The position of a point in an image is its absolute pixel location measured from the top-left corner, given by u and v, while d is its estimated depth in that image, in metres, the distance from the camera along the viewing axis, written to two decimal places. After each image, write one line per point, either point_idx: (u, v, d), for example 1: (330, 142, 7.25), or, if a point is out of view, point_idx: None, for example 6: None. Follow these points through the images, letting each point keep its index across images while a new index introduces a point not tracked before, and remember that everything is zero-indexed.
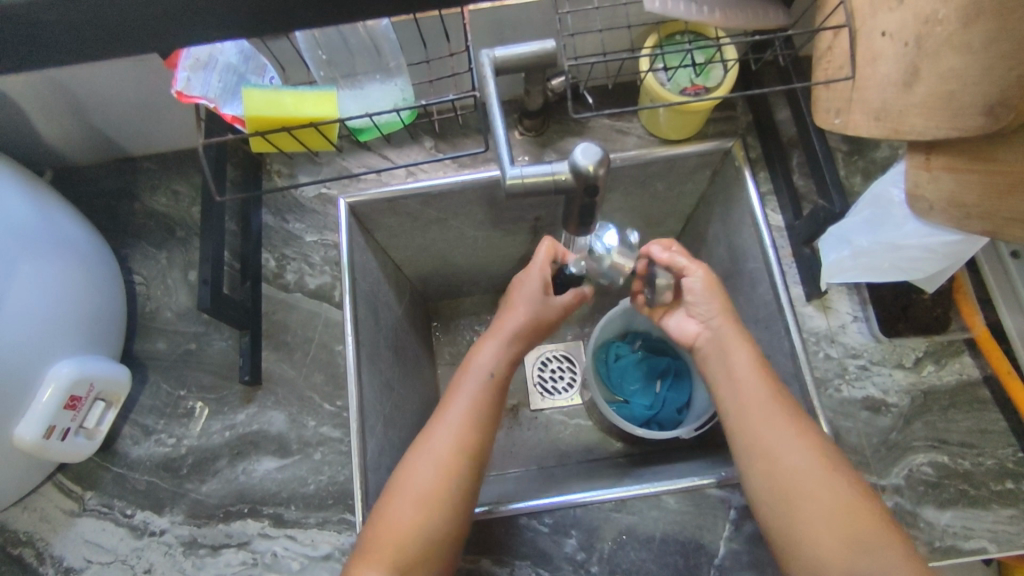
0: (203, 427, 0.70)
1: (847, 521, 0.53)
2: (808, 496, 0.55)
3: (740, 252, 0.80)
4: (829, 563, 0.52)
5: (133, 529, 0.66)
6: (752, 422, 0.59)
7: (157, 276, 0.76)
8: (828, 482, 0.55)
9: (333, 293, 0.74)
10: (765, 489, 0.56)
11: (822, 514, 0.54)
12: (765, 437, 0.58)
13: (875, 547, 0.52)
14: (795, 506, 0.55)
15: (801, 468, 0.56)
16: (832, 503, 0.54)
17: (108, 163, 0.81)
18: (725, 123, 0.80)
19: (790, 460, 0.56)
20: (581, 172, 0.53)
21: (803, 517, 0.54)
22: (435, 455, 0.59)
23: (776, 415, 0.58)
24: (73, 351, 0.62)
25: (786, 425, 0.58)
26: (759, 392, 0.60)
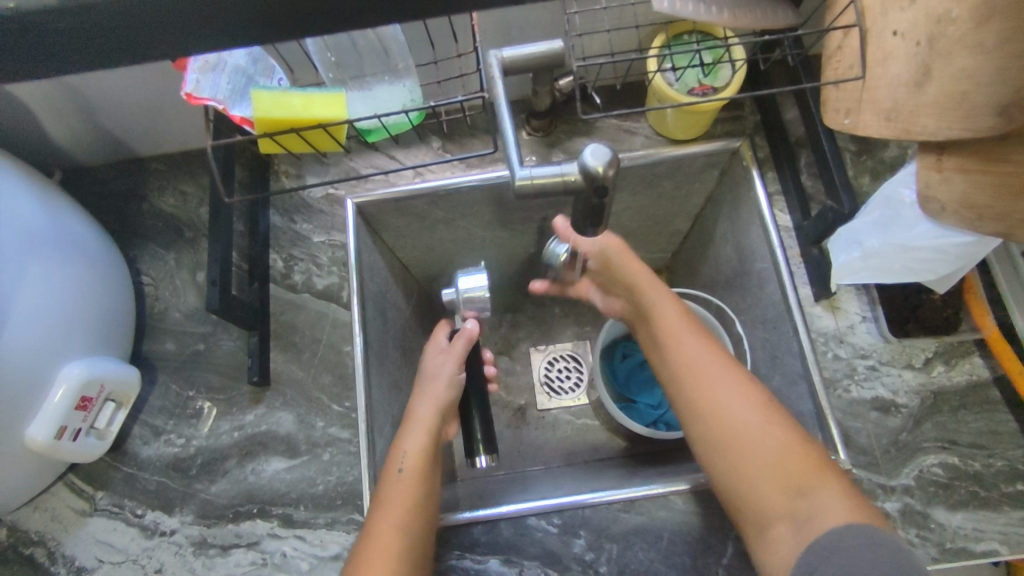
0: (213, 427, 0.70)
1: (787, 467, 0.53)
2: (743, 443, 0.56)
3: (748, 252, 0.79)
4: (772, 511, 0.53)
5: (143, 529, 0.66)
6: (687, 380, 0.61)
7: (166, 277, 0.76)
8: (765, 428, 0.56)
9: (341, 294, 0.74)
10: (708, 443, 0.58)
11: (757, 459, 0.55)
12: (702, 390, 0.59)
13: (814, 491, 0.52)
14: (736, 458, 0.56)
15: (738, 418, 0.57)
16: (772, 452, 0.55)
17: (117, 164, 0.81)
18: (733, 123, 0.80)
19: (725, 410, 0.58)
20: (589, 173, 0.53)
21: (744, 468, 0.55)
22: (394, 505, 0.57)
23: (712, 368, 0.60)
24: (83, 352, 0.62)
25: (719, 376, 0.60)
26: (695, 349, 0.62)
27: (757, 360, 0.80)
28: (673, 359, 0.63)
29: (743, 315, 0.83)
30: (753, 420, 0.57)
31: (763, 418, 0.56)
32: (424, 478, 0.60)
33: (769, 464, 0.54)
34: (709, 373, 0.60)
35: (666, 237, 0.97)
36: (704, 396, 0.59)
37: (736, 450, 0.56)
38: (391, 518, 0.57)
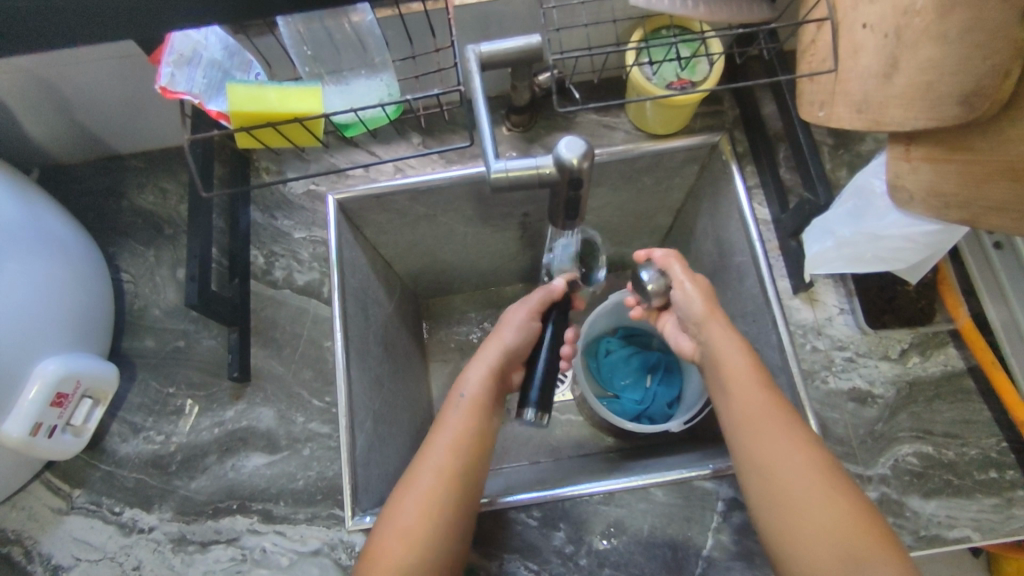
0: (192, 423, 0.70)
1: (843, 529, 0.51)
2: (799, 502, 0.53)
3: (728, 247, 0.80)
4: (821, 572, 0.50)
5: (121, 526, 0.65)
6: (747, 433, 0.57)
7: (145, 274, 0.76)
8: (822, 491, 0.53)
9: (321, 289, 0.74)
10: (762, 499, 0.55)
11: (811, 519, 0.52)
12: (762, 444, 0.56)
13: (869, 560, 0.49)
14: (791, 518, 0.53)
15: (796, 474, 0.54)
16: (830, 516, 0.51)
17: (95, 160, 0.81)
18: (712, 118, 0.80)
19: (787, 467, 0.54)
20: (565, 166, 0.54)
21: (797, 530, 0.52)
22: (432, 463, 0.59)
23: (772, 421, 0.56)
24: (59, 348, 0.61)
25: (785, 433, 0.56)
26: (757, 404, 0.58)
27: None
28: (732, 411, 0.59)
29: (724, 309, 0.84)
30: (813, 485, 0.53)
31: (825, 487, 0.53)
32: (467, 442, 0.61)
33: (826, 527, 0.51)
34: (773, 432, 0.56)
35: (649, 233, 0.98)
36: (763, 447, 0.56)
37: (790, 506, 0.53)
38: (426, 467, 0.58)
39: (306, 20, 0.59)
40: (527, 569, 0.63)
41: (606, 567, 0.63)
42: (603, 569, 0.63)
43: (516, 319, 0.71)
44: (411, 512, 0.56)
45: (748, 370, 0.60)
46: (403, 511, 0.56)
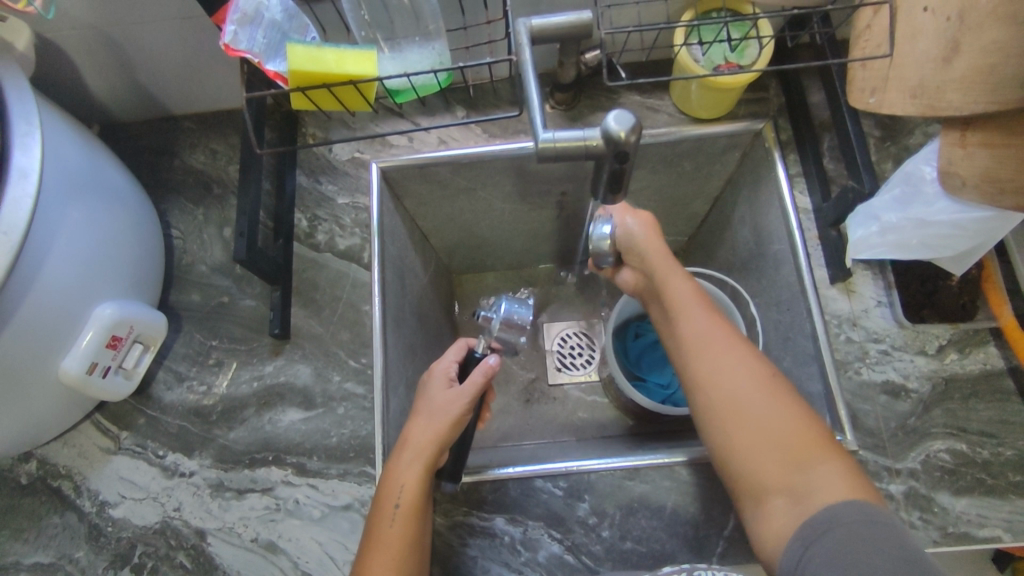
0: (233, 377, 0.72)
1: (787, 443, 0.53)
2: (740, 417, 0.55)
3: (766, 235, 0.80)
4: (769, 485, 0.52)
5: (164, 469, 0.68)
6: (692, 357, 0.58)
7: (194, 231, 0.79)
8: (765, 410, 0.54)
9: (362, 255, 0.76)
10: (711, 425, 0.56)
11: (758, 437, 0.54)
12: (707, 371, 0.57)
13: (812, 467, 0.52)
14: (736, 436, 0.55)
15: (741, 395, 0.55)
16: (776, 436, 0.53)
17: (150, 120, 0.84)
18: (757, 104, 0.80)
19: (730, 389, 0.56)
20: (612, 138, 0.54)
21: (742, 444, 0.54)
22: (387, 548, 0.55)
23: (716, 344, 0.58)
24: (115, 295, 0.64)
25: (727, 355, 0.57)
26: (702, 330, 0.59)
27: (770, 342, 0.81)
28: (677, 334, 0.60)
29: (758, 298, 0.84)
30: (754, 399, 0.55)
31: (766, 399, 0.55)
32: (417, 518, 0.57)
33: (770, 440, 0.53)
34: (712, 350, 0.58)
35: (685, 219, 0.98)
36: (707, 372, 0.57)
37: (735, 424, 0.55)
38: (385, 559, 0.54)
39: None
40: (550, 537, 0.64)
41: (628, 541, 0.64)
42: (624, 543, 0.64)
43: (426, 388, 0.65)
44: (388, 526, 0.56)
45: (695, 301, 0.61)
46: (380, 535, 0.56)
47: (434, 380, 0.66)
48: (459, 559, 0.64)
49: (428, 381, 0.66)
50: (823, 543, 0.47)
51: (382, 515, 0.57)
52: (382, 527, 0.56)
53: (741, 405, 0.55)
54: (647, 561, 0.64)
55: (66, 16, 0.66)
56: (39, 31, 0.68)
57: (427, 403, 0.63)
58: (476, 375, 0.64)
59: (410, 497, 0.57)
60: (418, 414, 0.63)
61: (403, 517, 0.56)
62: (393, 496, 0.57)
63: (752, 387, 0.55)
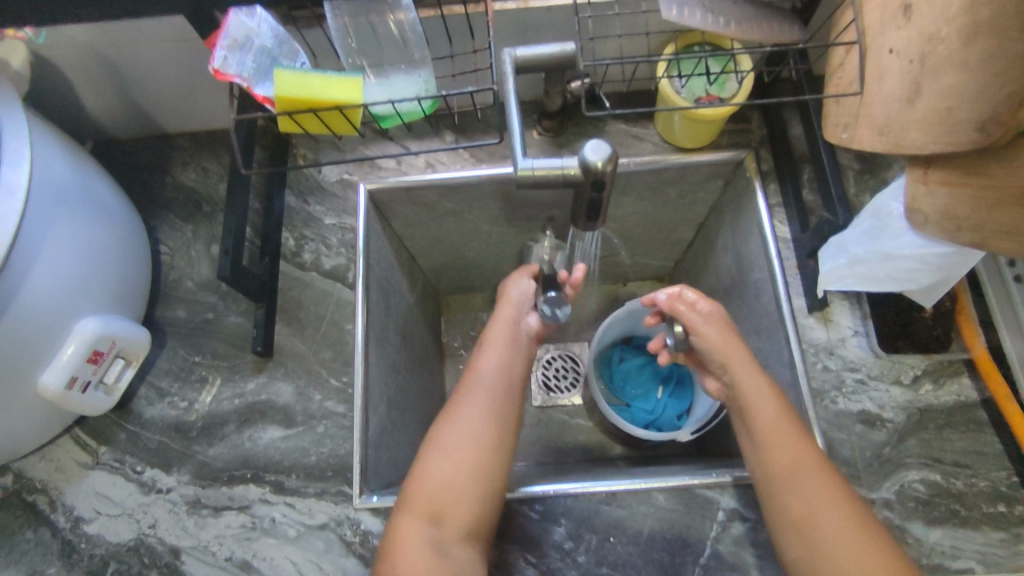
0: (214, 393, 0.72)
1: (881, 570, 0.51)
2: (825, 542, 0.53)
3: (747, 263, 0.82)
4: None
5: (141, 486, 0.68)
6: (782, 480, 0.56)
7: (182, 248, 0.79)
8: (842, 510, 0.54)
9: (347, 275, 0.77)
10: (790, 536, 0.55)
11: (847, 555, 0.52)
12: (787, 464, 0.57)
13: None
14: (821, 557, 0.53)
15: (817, 501, 0.55)
16: (858, 547, 0.52)
17: (143, 139, 0.85)
18: (739, 134, 0.83)
19: (807, 493, 0.55)
20: (589, 168, 0.56)
21: (827, 569, 0.52)
22: (461, 448, 0.60)
23: (806, 468, 0.56)
24: (99, 310, 0.65)
25: (817, 482, 0.55)
26: (787, 447, 0.57)
27: None
28: (765, 458, 0.58)
29: (740, 324, 0.85)
30: (837, 522, 0.53)
31: (847, 523, 0.53)
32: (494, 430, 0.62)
33: (863, 567, 0.51)
34: (806, 470, 0.56)
35: (670, 245, 1.00)
36: (788, 473, 0.56)
37: (822, 548, 0.53)
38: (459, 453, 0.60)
39: (354, 12, 0.63)
40: (526, 562, 0.64)
41: (603, 566, 0.64)
42: (600, 568, 0.64)
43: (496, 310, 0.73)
44: (463, 431, 0.62)
45: (775, 410, 0.59)
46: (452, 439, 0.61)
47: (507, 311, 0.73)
48: None
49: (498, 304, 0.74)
50: None
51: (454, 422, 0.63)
52: (451, 433, 0.61)
53: (829, 532, 0.53)
54: None
55: (63, 37, 0.67)
56: (35, 50, 0.70)
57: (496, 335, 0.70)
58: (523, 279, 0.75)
59: (488, 403, 0.64)
60: (464, 395, 0.64)
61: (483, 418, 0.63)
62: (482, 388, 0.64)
63: (835, 501, 0.54)
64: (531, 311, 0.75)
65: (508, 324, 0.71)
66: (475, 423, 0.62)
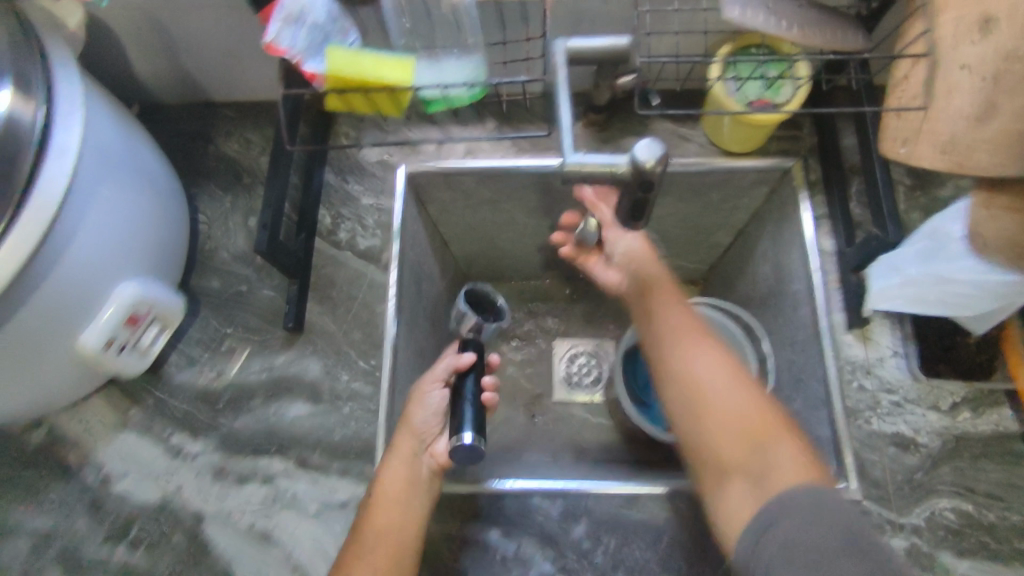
0: (244, 365, 0.73)
1: (752, 428, 0.55)
2: (711, 412, 0.56)
3: (786, 273, 0.80)
4: (733, 472, 0.54)
5: (168, 450, 0.69)
6: (677, 337, 0.60)
7: (220, 218, 0.80)
8: (736, 385, 0.57)
9: (381, 256, 0.77)
10: (687, 419, 0.58)
11: (726, 433, 0.55)
12: (663, 312, 0.63)
13: (771, 451, 0.54)
14: (705, 420, 0.56)
15: (704, 379, 0.57)
16: (740, 433, 0.55)
17: (189, 106, 0.86)
18: (789, 141, 0.82)
19: (697, 369, 0.58)
20: (639, 167, 0.54)
21: (708, 420, 0.56)
22: (387, 524, 0.59)
23: (688, 333, 0.60)
24: (138, 275, 0.66)
25: (699, 344, 0.59)
26: (678, 316, 0.62)
27: (781, 382, 0.80)
28: (658, 323, 0.62)
29: (773, 334, 0.83)
30: (707, 363, 0.58)
31: (727, 374, 0.57)
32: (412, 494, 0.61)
33: (737, 439, 0.55)
34: (691, 338, 0.60)
35: (705, 249, 0.98)
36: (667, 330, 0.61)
37: (706, 416, 0.56)
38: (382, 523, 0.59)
39: None
40: (543, 557, 0.63)
41: (620, 569, 0.63)
42: (617, 570, 0.63)
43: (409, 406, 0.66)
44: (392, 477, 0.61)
45: (685, 317, 0.62)
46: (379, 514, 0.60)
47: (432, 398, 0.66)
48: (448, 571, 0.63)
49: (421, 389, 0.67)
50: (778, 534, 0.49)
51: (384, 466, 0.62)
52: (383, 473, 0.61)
53: (713, 400, 0.57)
54: None
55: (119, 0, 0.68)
56: (92, 12, 0.70)
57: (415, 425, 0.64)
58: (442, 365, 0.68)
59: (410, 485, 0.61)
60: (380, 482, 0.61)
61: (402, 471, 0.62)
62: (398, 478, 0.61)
63: (722, 376, 0.57)
64: (442, 383, 0.67)
65: (406, 463, 0.62)
66: (396, 475, 0.61)
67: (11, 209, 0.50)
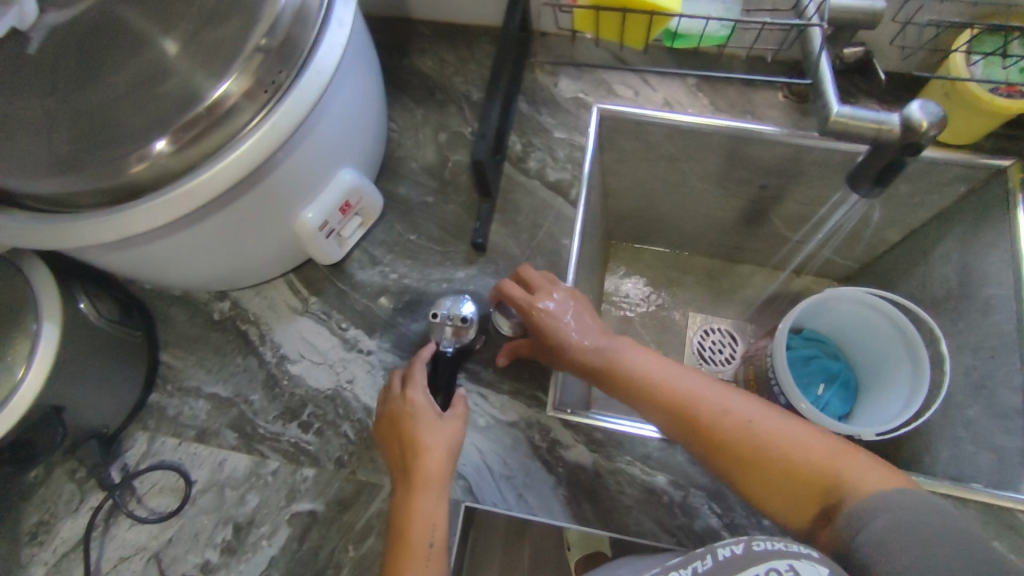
0: (423, 273, 0.73)
1: (815, 450, 0.51)
2: (757, 443, 0.52)
3: (980, 276, 0.76)
4: (825, 492, 0.49)
5: (344, 342, 0.70)
6: (672, 383, 0.56)
7: (410, 129, 0.80)
8: (758, 408, 0.53)
9: (570, 190, 0.76)
10: (737, 467, 0.52)
11: (784, 457, 0.51)
12: (651, 368, 0.57)
13: (847, 465, 0.49)
14: (759, 459, 0.51)
15: (738, 414, 0.53)
16: (801, 445, 0.51)
17: (388, 19, 0.86)
18: (1008, 141, 0.77)
19: (724, 406, 0.54)
20: (911, 126, 0.53)
21: (767, 459, 0.51)
22: (433, 492, 0.56)
23: (674, 366, 0.57)
24: (354, 164, 0.67)
25: (711, 381, 0.56)
26: (670, 367, 0.57)
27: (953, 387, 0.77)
28: (635, 376, 0.57)
29: (948, 338, 0.80)
30: (737, 402, 0.54)
31: (756, 405, 0.54)
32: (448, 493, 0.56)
33: (793, 459, 0.50)
34: (702, 388, 0.55)
35: (868, 245, 0.95)
36: (669, 380, 0.56)
37: (757, 453, 0.51)
38: (429, 494, 0.56)
39: None
40: (710, 511, 0.62)
41: None
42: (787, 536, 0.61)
43: (417, 419, 0.59)
44: (435, 469, 0.57)
45: (657, 360, 0.58)
46: (422, 509, 0.55)
47: (426, 414, 0.60)
48: (615, 506, 0.62)
49: (416, 414, 0.60)
50: (891, 537, 0.44)
51: (413, 478, 0.56)
52: (419, 498, 0.55)
53: (754, 434, 0.52)
54: None
55: None
56: None
57: (427, 432, 0.59)
58: (417, 371, 0.63)
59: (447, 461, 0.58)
60: (416, 478, 0.56)
61: (439, 460, 0.57)
62: (440, 466, 0.57)
63: (753, 411, 0.53)
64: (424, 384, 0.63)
65: (440, 458, 0.57)
66: (434, 465, 0.57)
67: (293, 71, 0.53)
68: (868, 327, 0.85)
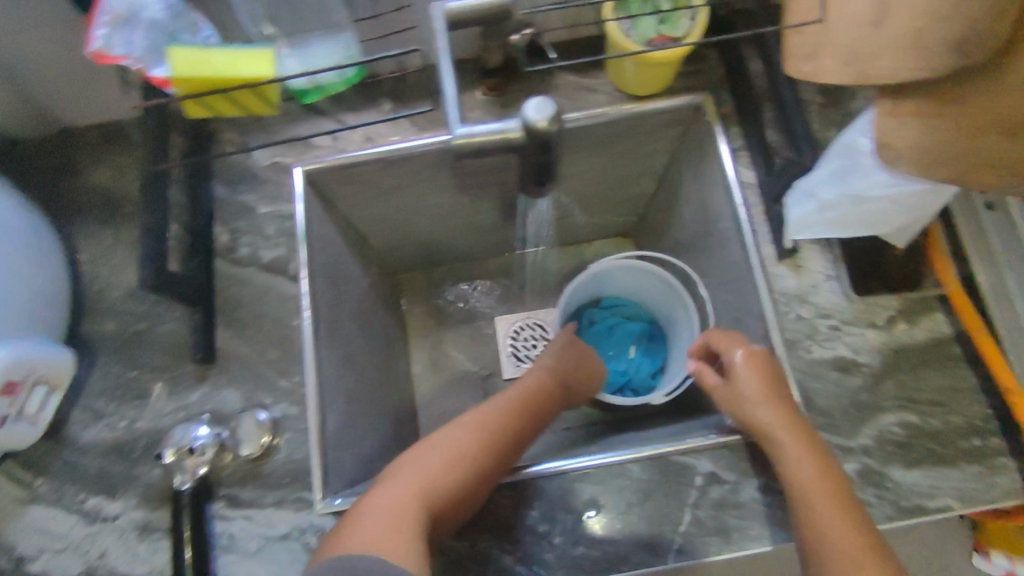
0: (156, 408, 0.67)
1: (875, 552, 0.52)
2: (813, 516, 0.55)
3: (710, 214, 0.78)
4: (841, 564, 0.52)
5: (85, 515, 0.63)
6: (770, 437, 0.59)
7: (102, 255, 0.73)
8: (838, 498, 0.55)
9: (288, 265, 0.71)
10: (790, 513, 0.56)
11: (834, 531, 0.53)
12: (757, 410, 0.60)
13: None
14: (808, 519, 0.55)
15: (816, 487, 0.56)
16: (848, 536, 0.53)
17: (48, 138, 0.77)
18: (693, 77, 0.77)
19: (809, 479, 0.56)
20: (533, 129, 0.51)
21: (821, 527, 0.54)
22: (370, 518, 0.54)
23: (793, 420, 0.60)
24: (9, 334, 0.59)
25: (793, 441, 0.58)
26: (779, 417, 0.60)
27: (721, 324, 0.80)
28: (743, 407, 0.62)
29: (709, 277, 0.82)
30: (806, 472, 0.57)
31: (814, 473, 0.56)
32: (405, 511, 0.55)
33: (846, 540, 0.53)
34: (780, 440, 0.58)
35: (630, 200, 0.95)
36: (764, 428, 0.59)
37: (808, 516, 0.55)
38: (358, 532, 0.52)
39: None
40: (501, 549, 0.61)
41: (581, 545, 0.61)
42: (578, 547, 0.61)
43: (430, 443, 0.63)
44: (380, 497, 0.56)
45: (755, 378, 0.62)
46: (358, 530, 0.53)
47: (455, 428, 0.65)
48: None
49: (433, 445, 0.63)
50: None
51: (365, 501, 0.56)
52: (353, 527, 0.53)
53: (818, 512, 0.54)
54: (603, 565, 0.61)
55: None
56: None
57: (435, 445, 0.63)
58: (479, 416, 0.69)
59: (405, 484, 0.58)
60: (356, 511, 0.55)
61: (390, 485, 0.58)
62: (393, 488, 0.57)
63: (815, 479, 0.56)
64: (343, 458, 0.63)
65: (394, 485, 0.57)
66: (390, 487, 0.57)
67: None
68: (648, 282, 0.87)
